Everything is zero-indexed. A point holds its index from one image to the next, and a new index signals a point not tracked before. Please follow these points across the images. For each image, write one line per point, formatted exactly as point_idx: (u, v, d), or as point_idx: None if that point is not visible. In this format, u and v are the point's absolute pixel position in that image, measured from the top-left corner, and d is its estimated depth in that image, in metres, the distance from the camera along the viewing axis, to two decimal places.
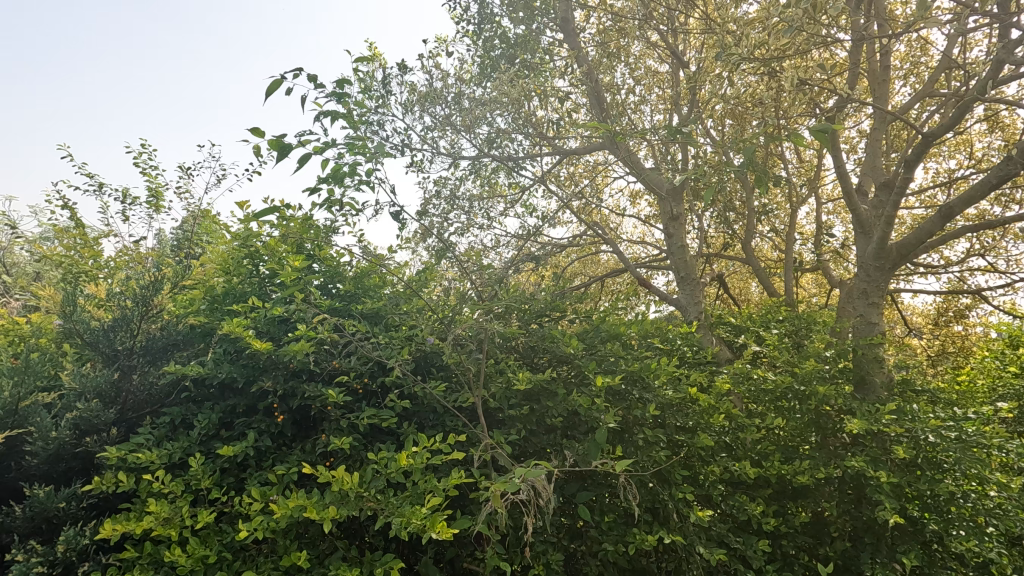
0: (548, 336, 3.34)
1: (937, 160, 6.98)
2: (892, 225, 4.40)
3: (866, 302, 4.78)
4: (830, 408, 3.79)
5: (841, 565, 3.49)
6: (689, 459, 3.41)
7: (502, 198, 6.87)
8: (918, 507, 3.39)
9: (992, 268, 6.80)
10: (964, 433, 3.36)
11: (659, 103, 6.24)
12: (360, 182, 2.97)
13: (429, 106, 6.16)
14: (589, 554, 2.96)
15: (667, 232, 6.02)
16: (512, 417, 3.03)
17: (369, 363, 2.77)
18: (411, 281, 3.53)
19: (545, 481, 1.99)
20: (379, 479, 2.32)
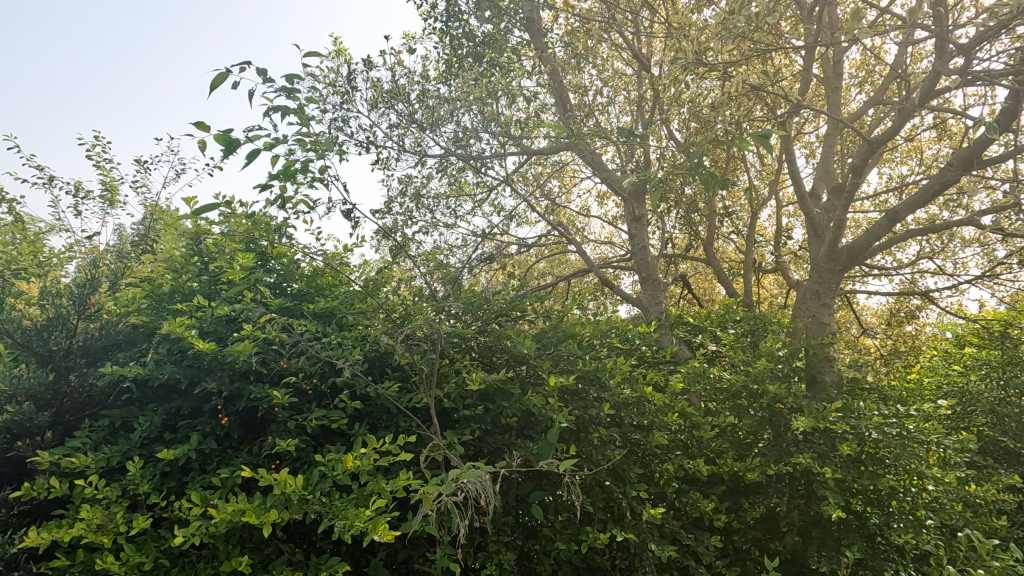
0: (503, 336, 3.34)
1: (890, 166, 7.23)
2: (842, 229, 4.54)
3: (818, 303, 4.93)
4: (783, 407, 3.87)
5: (789, 559, 3.59)
6: (644, 457, 3.46)
7: (469, 197, 6.85)
8: (862, 501, 3.50)
9: (940, 270, 7.07)
10: (905, 430, 3.53)
11: (625, 105, 6.29)
12: (313, 179, 2.90)
13: (392, 103, 6.11)
14: (543, 553, 2.97)
15: (630, 233, 6.09)
16: (467, 417, 3.03)
17: (318, 364, 2.73)
18: (368, 280, 3.49)
19: (486, 482, 1.98)
20: (325, 481, 2.28)
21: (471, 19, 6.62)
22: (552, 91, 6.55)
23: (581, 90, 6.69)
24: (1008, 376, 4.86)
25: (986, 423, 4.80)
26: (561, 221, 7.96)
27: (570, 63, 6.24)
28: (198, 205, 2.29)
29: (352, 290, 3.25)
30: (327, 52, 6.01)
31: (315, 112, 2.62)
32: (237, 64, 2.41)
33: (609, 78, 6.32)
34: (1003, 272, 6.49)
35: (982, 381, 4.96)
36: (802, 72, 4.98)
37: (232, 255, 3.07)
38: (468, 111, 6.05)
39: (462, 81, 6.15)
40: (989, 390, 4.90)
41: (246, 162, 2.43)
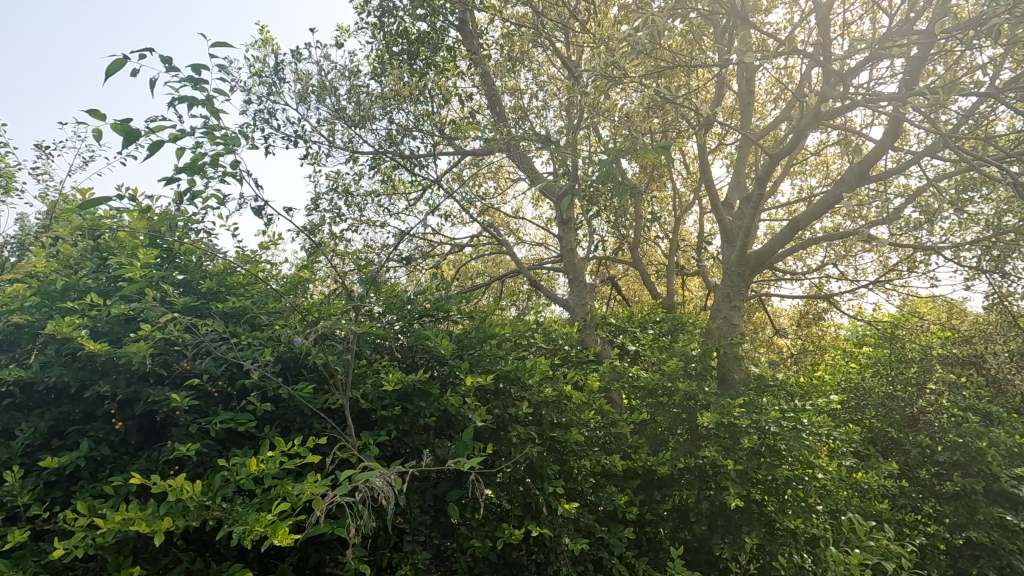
0: (423, 336, 3.34)
1: (801, 178, 7.74)
2: (751, 237, 4.88)
3: (729, 305, 5.27)
4: (696, 403, 4.07)
5: (697, 547, 3.81)
6: (563, 454, 3.55)
7: (402, 196, 6.80)
8: (761, 491, 3.72)
9: (843, 276, 7.65)
10: (800, 424, 3.80)
11: (558, 110, 6.42)
12: (223, 174, 2.77)
13: (320, 98, 5.96)
14: (459, 552, 2.99)
15: (560, 236, 6.22)
16: (384, 418, 3.02)
17: (224, 365, 2.64)
18: (287, 279, 3.41)
19: (383, 481, 1.97)
20: (227, 485, 2.21)
21: (405, 15, 6.54)
22: (487, 93, 6.59)
23: (516, 93, 6.77)
24: (896, 372, 5.32)
25: (876, 416, 5.28)
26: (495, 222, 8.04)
27: (504, 65, 6.30)
28: (91, 198, 2.15)
29: (267, 288, 3.16)
30: (253, 40, 5.80)
31: (226, 103, 2.50)
32: (136, 49, 2.27)
33: (543, 83, 6.44)
34: (896, 278, 7.11)
35: (874, 378, 5.41)
36: (717, 87, 5.29)
37: (135, 251, 2.93)
38: (401, 109, 5.99)
39: (394, 79, 6.08)
40: (880, 386, 5.35)
41: (147, 154, 2.29)
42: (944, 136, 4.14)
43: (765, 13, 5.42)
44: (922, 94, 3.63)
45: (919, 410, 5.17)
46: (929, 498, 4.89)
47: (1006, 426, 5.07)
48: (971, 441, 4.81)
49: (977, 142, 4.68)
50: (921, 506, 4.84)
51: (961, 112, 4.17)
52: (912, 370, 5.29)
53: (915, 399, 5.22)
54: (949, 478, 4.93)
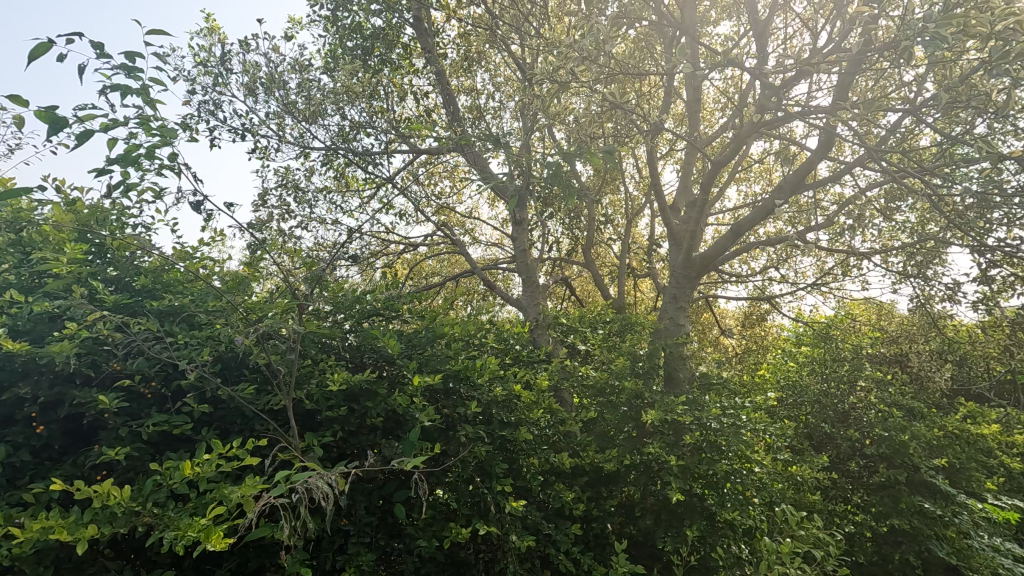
0: (371, 336, 3.30)
1: (746, 184, 8.05)
2: (696, 240, 5.07)
3: (676, 306, 5.46)
4: (643, 401, 4.18)
5: (641, 541, 3.91)
6: (512, 453, 3.58)
7: (354, 193, 6.69)
8: (701, 485, 3.84)
9: (784, 278, 8.01)
10: (739, 420, 3.96)
11: (513, 112, 6.47)
12: (160, 166, 2.66)
13: (269, 91, 5.79)
14: (406, 553, 2.98)
15: (513, 236, 6.26)
16: (329, 418, 2.97)
17: (157, 366, 2.54)
18: (228, 276, 3.31)
19: (319, 481, 1.92)
20: (160, 490, 2.13)
21: (359, 10, 6.44)
22: (442, 92, 6.57)
23: (472, 94, 6.77)
24: (829, 370, 5.62)
25: (812, 411, 5.56)
26: (449, 222, 8.02)
27: (460, 65, 6.29)
28: (10, 189, 2.02)
29: (207, 285, 3.06)
30: (197, 29, 5.58)
31: (163, 93, 2.40)
32: (62, 33, 2.15)
33: (499, 84, 6.47)
34: (831, 281, 7.49)
35: (810, 375, 5.69)
36: (664, 95, 5.45)
37: (62, 245, 2.79)
38: (353, 104, 5.88)
39: (347, 75, 5.97)
40: (814, 383, 5.61)
41: (75, 144, 2.18)
42: (870, 149, 4.42)
43: (712, 25, 5.62)
44: (850, 108, 3.86)
45: (851, 406, 5.46)
46: (858, 488, 5.21)
47: (927, 419, 5.45)
48: (895, 434, 5.11)
49: (903, 155, 4.99)
50: (851, 496, 5.17)
51: (887, 127, 4.44)
52: (844, 368, 5.56)
53: (847, 396, 5.52)
54: (876, 469, 5.22)
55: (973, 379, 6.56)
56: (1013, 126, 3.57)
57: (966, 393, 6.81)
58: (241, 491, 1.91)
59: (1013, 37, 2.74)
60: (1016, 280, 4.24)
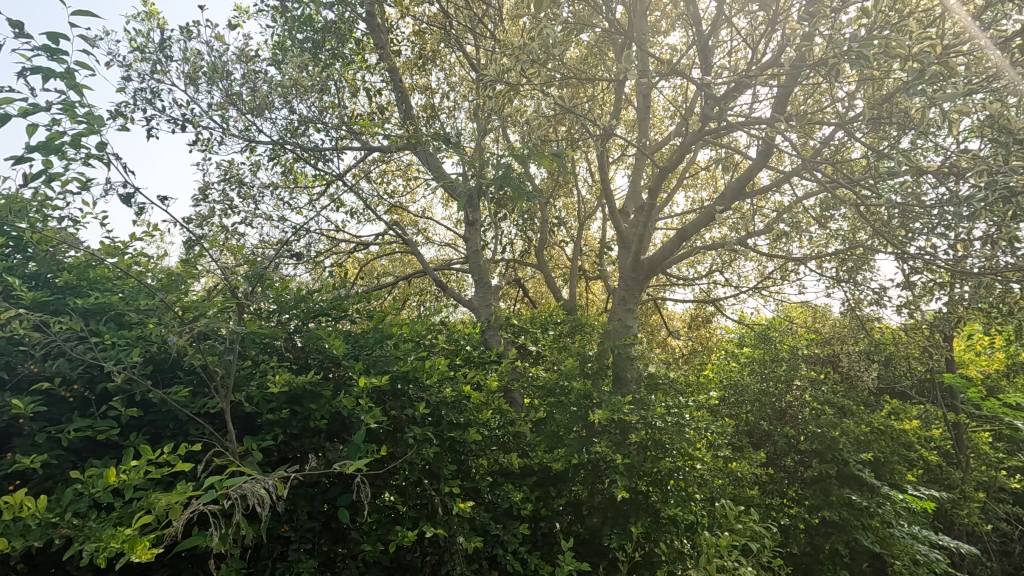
0: (316, 336, 3.22)
1: (693, 191, 8.32)
2: (643, 244, 5.20)
3: (624, 308, 5.58)
4: (590, 401, 4.25)
5: (588, 539, 3.96)
6: (460, 454, 3.57)
7: (303, 190, 6.51)
8: (646, 482, 3.92)
9: (728, 282, 8.32)
10: (682, 418, 4.07)
11: (468, 112, 6.46)
12: (86, 156, 2.51)
13: (212, 81, 5.56)
14: (350, 558, 2.91)
15: (466, 237, 6.24)
16: (271, 421, 2.88)
17: (80, 367, 2.40)
18: (162, 273, 3.15)
19: (255, 487, 1.87)
20: (81, 499, 2.00)
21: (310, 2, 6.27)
22: (395, 90, 6.47)
23: (426, 93, 6.71)
24: (768, 370, 5.87)
25: (751, 410, 5.79)
26: (401, 221, 7.92)
27: (414, 63, 6.22)
28: None
29: (139, 283, 2.91)
30: (134, 12, 5.30)
31: (90, 78, 2.27)
32: None
33: (453, 84, 6.45)
34: (771, 285, 7.83)
35: (751, 375, 5.94)
36: (615, 101, 5.57)
37: None
38: (302, 98, 5.71)
39: (296, 68, 5.80)
40: (754, 382, 5.85)
41: None
42: (805, 160, 4.66)
43: (662, 35, 5.79)
44: (787, 120, 4.06)
45: (787, 404, 5.72)
46: (793, 482, 5.47)
47: (856, 416, 5.76)
48: (827, 430, 5.37)
49: (837, 166, 5.27)
50: (787, 490, 5.41)
51: (821, 139, 4.69)
52: (781, 368, 5.82)
53: (784, 394, 5.77)
54: (809, 464, 5.47)
55: (897, 378, 7.01)
56: (932, 142, 3.83)
57: (891, 391, 7.26)
58: (168, 497, 1.79)
59: (927, 60, 2.96)
60: (935, 286, 4.54)
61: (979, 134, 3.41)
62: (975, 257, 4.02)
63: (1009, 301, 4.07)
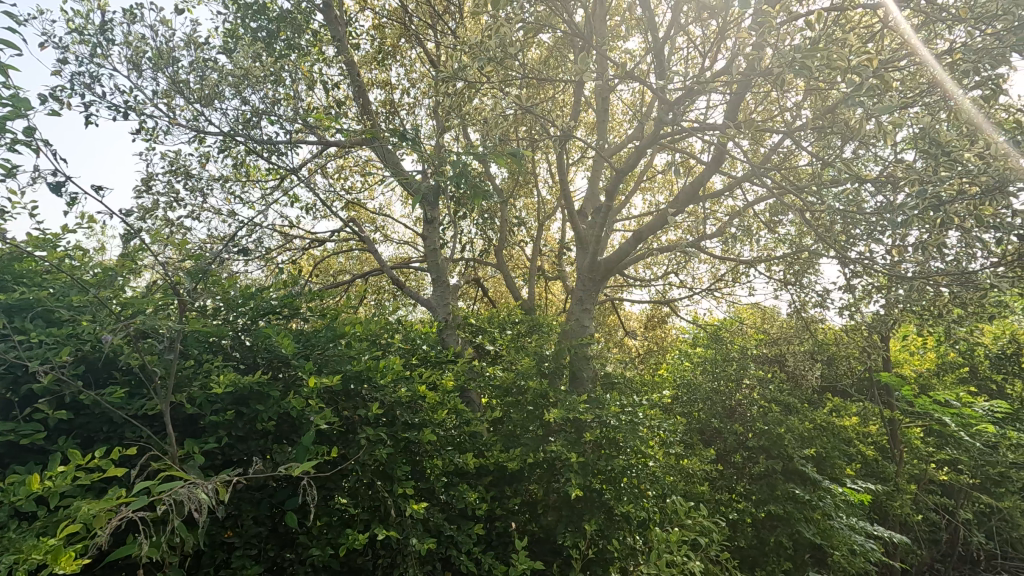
0: (264, 335, 3.11)
1: (651, 194, 8.49)
2: (600, 245, 5.27)
3: (582, 308, 5.64)
4: (546, 400, 4.27)
5: (542, 538, 3.98)
6: (415, 455, 3.52)
7: (255, 183, 6.30)
8: (600, 480, 3.97)
9: (683, 284, 8.52)
10: (636, 417, 4.14)
11: (428, 109, 6.40)
12: (10, 141, 2.34)
13: (157, 67, 5.31)
14: (298, 563, 2.83)
15: (424, 235, 6.17)
16: (215, 424, 2.77)
17: (3, 367, 2.25)
18: (97, 268, 2.98)
19: (190, 490, 1.81)
20: (1, 508, 1.87)
21: None
22: (353, 84, 6.34)
23: (385, 88, 6.61)
24: (719, 369, 6.04)
25: (703, 408, 5.95)
26: (359, 218, 7.78)
27: (373, 57, 6.11)
28: None
29: (71, 278, 2.75)
30: None
31: (14, 57, 2.12)
32: None
33: (413, 81, 6.37)
34: (723, 287, 8.07)
35: (703, 374, 6.10)
36: (574, 103, 5.62)
37: None
38: (254, 89, 5.52)
39: (248, 57, 5.59)
40: (706, 381, 6.02)
41: None
42: (754, 167, 4.82)
43: (621, 40, 5.88)
44: (737, 127, 4.19)
45: (737, 402, 5.90)
46: (742, 478, 5.65)
47: (801, 413, 5.99)
48: (774, 427, 5.57)
49: (785, 173, 5.47)
50: (735, 486, 5.59)
51: (770, 147, 4.86)
52: (732, 367, 6.01)
53: (734, 393, 5.95)
54: (757, 460, 5.67)
55: (838, 376, 7.34)
56: (871, 152, 4.03)
57: (834, 389, 7.60)
58: (92, 505, 1.66)
59: (864, 73, 3.12)
60: (873, 289, 4.77)
61: (912, 146, 3.60)
62: (909, 261, 4.26)
63: (939, 304, 4.31)
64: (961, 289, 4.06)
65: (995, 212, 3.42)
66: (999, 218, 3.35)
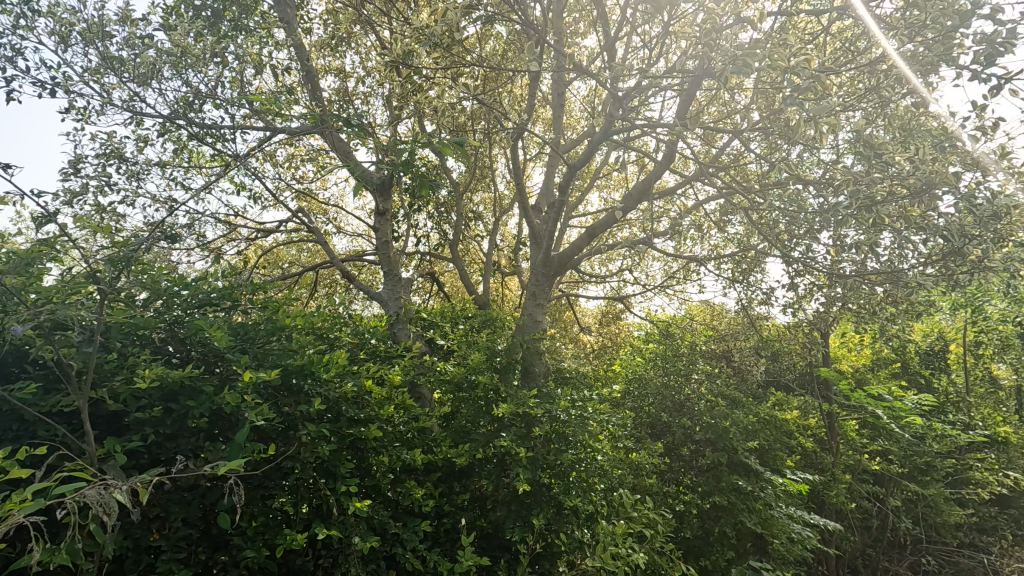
0: (198, 328, 2.95)
1: (606, 191, 8.57)
2: (553, 240, 5.29)
3: (535, 303, 5.64)
4: (496, 396, 4.23)
5: (491, 533, 3.95)
6: (360, 451, 3.43)
7: (198, 170, 6.02)
8: (549, 475, 3.96)
9: (637, 280, 8.66)
10: (585, 411, 4.16)
11: (383, 99, 6.26)
12: None
13: (90, 42, 4.97)
14: (231, 565, 2.71)
15: (376, 228, 6.03)
16: (141, 421, 2.61)
17: None
18: (5, 252, 2.76)
19: (99, 491, 1.71)
20: None
21: None
22: (304, 70, 6.13)
23: (339, 75, 6.42)
24: (669, 364, 6.17)
25: (653, 402, 6.06)
26: (310, 209, 7.53)
27: (326, 43, 5.93)
28: None
29: None
30: None
31: None
32: None
33: (368, 69, 6.21)
34: (675, 284, 8.24)
35: (653, 369, 6.22)
36: (530, 97, 5.59)
37: None
38: (197, 70, 5.24)
39: (187, 35, 5.29)
40: (656, 376, 6.15)
41: None
42: (704, 166, 4.92)
43: (578, 36, 5.90)
44: (688, 127, 4.26)
45: (686, 396, 6.03)
46: (689, 470, 5.79)
47: (746, 407, 6.17)
48: (720, 421, 5.73)
49: (735, 174, 5.62)
50: (683, 478, 5.73)
51: (720, 146, 4.96)
52: (682, 362, 6.14)
53: (683, 388, 6.08)
54: (703, 453, 5.82)
55: (782, 371, 7.61)
56: (814, 155, 4.17)
57: (777, 383, 7.90)
58: None
59: (802, 74, 3.22)
60: (813, 287, 4.97)
61: (850, 150, 3.75)
62: (847, 261, 4.43)
63: (873, 303, 4.51)
64: (892, 288, 4.28)
65: (922, 215, 3.60)
66: (924, 221, 3.53)
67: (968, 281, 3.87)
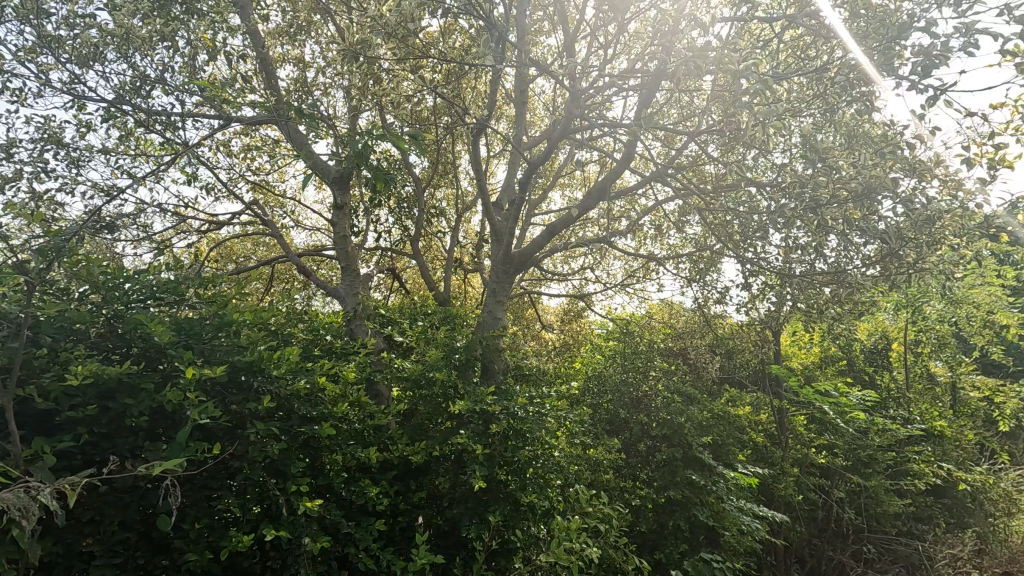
0: (138, 323, 2.81)
1: (569, 190, 8.63)
2: (513, 237, 5.28)
3: (495, 300, 5.63)
4: (454, 393, 4.20)
5: (447, 531, 3.91)
6: (312, 450, 3.35)
7: (145, 158, 5.76)
8: (506, 472, 3.95)
9: (597, 279, 8.75)
10: (542, 407, 4.16)
11: (343, 90, 6.12)
12: None
13: (25, 20, 4.68)
14: (173, 569, 2.60)
15: (334, 222, 5.90)
16: (74, 420, 2.48)
17: None
18: None
19: (14, 496, 1.59)
20: None
21: None
22: (260, 58, 5.93)
23: (296, 64, 6.24)
24: (628, 361, 6.26)
25: (611, 398, 6.14)
26: (266, 202, 7.31)
27: (283, 31, 5.76)
28: None
29: None
30: None
31: None
32: None
33: (328, 59, 6.07)
34: (634, 282, 8.36)
35: (612, 366, 6.30)
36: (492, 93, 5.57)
37: None
38: (143, 53, 5.00)
39: (133, 16, 5.04)
40: (615, 373, 6.24)
41: None
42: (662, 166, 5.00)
43: (542, 34, 5.91)
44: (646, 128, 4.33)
45: (643, 393, 6.13)
46: (646, 466, 5.87)
47: (701, 403, 6.33)
48: (676, 417, 5.85)
49: (692, 175, 5.74)
50: (639, 474, 5.81)
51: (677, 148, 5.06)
52: (640, 359, 6.23)
53: (641, 384, 6.17)
54: (659, 449, 5.92)
55: (735, 369, 7.84)
56: (767, 159, 4.30)
57: (731, 380, 8.14)
58: None
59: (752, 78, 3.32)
60: (765, 287, 5.12)
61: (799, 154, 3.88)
62: (796, 262, 4.58)
63: (819, 302, 4.68)
64: (838, 288, 4.44)
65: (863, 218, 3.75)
66: (866, 223, 3.68)
67: (906, 282, 4.05)
